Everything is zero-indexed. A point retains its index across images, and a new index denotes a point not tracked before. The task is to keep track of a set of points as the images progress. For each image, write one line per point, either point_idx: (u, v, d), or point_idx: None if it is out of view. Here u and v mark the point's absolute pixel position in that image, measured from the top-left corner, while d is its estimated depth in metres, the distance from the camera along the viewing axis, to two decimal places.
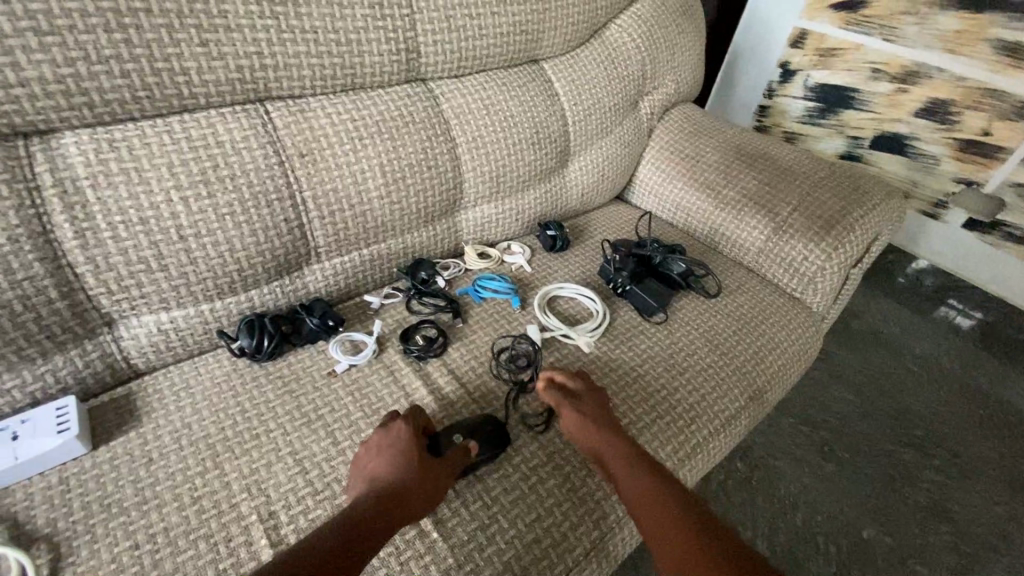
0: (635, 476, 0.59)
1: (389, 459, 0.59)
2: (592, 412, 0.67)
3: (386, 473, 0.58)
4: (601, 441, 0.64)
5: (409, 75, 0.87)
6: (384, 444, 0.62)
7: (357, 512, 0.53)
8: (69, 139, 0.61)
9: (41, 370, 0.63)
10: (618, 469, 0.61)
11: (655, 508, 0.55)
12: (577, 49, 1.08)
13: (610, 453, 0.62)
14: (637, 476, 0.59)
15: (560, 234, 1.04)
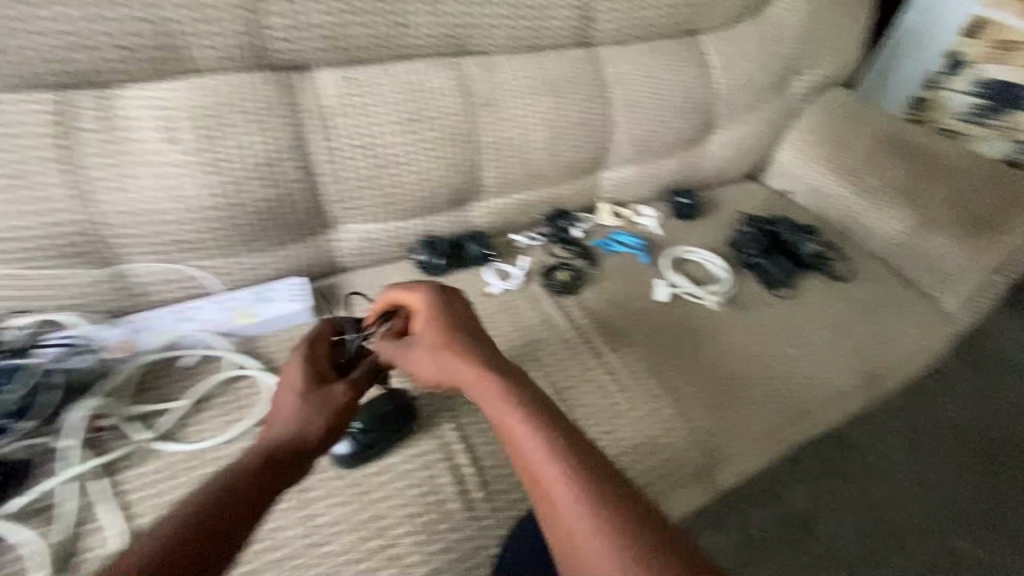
0: (515, 429, 0.47)
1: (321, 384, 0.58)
2: (442, 339, 0.57)
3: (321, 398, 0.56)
4: (473, 381, 0.52)
5: (580, 40, 0.96)
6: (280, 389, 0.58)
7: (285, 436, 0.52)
8: (323, 76, 0.78)
9: (283, 254, 0.82)
10: (500, 422, 0.48)
11: (545, 468, 0.44)
12: (737, 24, 1.11)
13: (491, 397, 0.50)
14: (520, 429, 0.47)
15: (697, 205, 1.10)
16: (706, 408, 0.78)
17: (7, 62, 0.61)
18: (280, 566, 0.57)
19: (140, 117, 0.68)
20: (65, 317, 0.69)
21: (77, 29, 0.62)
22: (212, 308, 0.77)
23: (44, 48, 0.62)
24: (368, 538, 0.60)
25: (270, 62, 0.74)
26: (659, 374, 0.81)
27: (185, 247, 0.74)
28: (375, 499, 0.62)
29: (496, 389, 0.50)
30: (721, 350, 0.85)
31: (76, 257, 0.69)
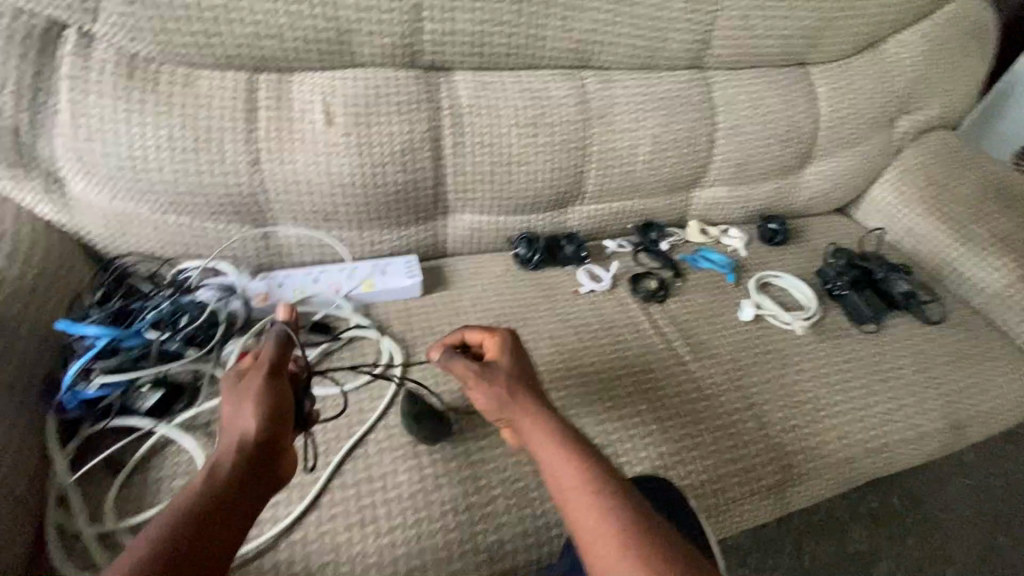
0: (571, 481, 0.48)
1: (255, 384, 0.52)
2: (516, 382, 0.56)
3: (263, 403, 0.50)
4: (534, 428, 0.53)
5: (694, 63, 1.00)
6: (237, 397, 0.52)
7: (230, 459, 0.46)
8: (460, 77, 0.86)
9: (402, 233, 0.90)
10: (554, 471, 0.49)
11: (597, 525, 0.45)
12: (847, 60, 1.13)
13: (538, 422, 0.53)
14: (574, 484, 0.48)
15: (782, 229, 1.12)
16: (785, 427, 0.80)
17: (216, 43, 0.72)
18: (391, 505, 0.64)
19: (308, 100, 0.78)
20: (225, 266, 0.79)
21: (274, 20, 0.73)
22: (339, 274, 0.86)
23: (246, 34, 0.73)
24: (468, 494, 0.66)
25: (419, 61, 0.83)
26: (742, 388, 0.83)
27: (325, 217, 0.84)
28: (475, 461, 0.68)
29: (551, 437, 0.51)
30: (803, 375, 0.87)
31: (239, 214, 0.80)
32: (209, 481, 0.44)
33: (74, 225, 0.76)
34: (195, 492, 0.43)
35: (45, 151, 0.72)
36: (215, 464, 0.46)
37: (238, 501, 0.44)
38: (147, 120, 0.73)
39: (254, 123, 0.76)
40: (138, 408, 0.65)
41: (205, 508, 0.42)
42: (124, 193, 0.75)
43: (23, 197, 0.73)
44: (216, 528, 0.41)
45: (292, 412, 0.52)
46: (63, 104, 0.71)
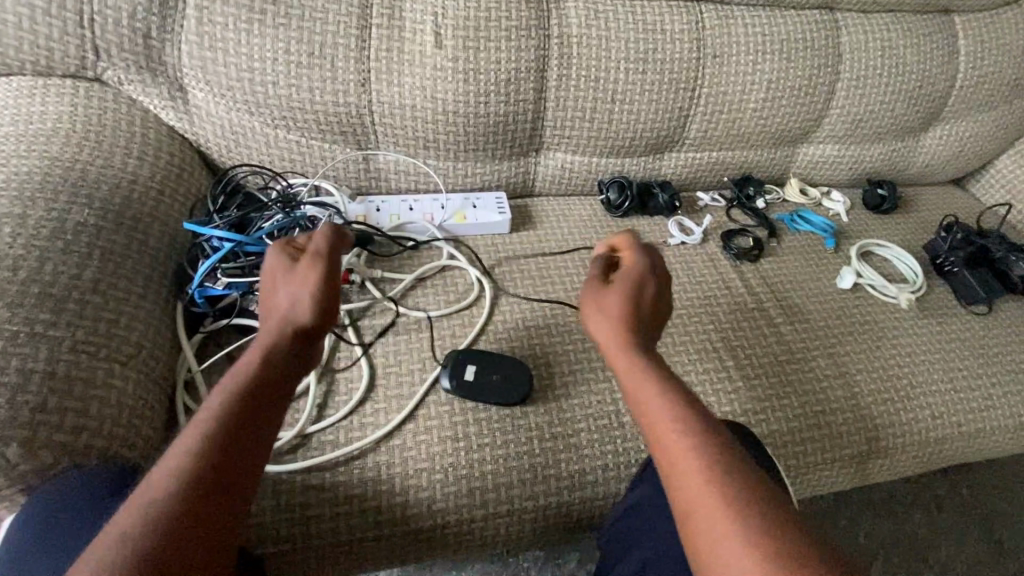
0: (663, 419, 0.47)
1: (282, 289, 0.53)
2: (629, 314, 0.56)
3: (283, 306, 0.51)
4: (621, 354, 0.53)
5: (824, 3, 0.91)
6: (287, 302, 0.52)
7: (254, 361, 0.48)
8: (573, 3, 0.82)
9: (495, 168, 0.90)
10: (647, 405, 0.49)
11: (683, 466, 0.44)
12: (995, 9, 1.01)
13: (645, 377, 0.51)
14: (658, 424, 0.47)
15: (891, 196, 1.03)
16: (878, 400, 0.77)
17: None
18: (481, 426, 0.66)
19: (420, 20, 0.77)
20: (330, 185, 0.81)
21: None
22: (433, 204, 0.87)
23: None
24: (553, 424, 0.67)
25: None
26: (835, 356, 0.81)
27: (424, 144, 0.84)
28: (561, 394, 0.70)
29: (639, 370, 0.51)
30: (901, 350, 0.83)
31: (344, 134, 0.81)
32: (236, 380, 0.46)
33: (193, 133, 0.79)
34: (224, 392, 0.45)
35: (171, 57, 0.74)
36: (240, 364, 0.47)
37: (270, 397, 0.46)
38: (266, 32, 0.74)
39: (366, 41, 0.76)
40: (252, 310, 0.70)
41: (234, 405, 0.44)
42: (240, 104, 0.77)
43: (148, 102, 0.76)
44: (249, 420, 0.44)
45: (314, 307, 0.52)
46: (191, 11, 0.72)
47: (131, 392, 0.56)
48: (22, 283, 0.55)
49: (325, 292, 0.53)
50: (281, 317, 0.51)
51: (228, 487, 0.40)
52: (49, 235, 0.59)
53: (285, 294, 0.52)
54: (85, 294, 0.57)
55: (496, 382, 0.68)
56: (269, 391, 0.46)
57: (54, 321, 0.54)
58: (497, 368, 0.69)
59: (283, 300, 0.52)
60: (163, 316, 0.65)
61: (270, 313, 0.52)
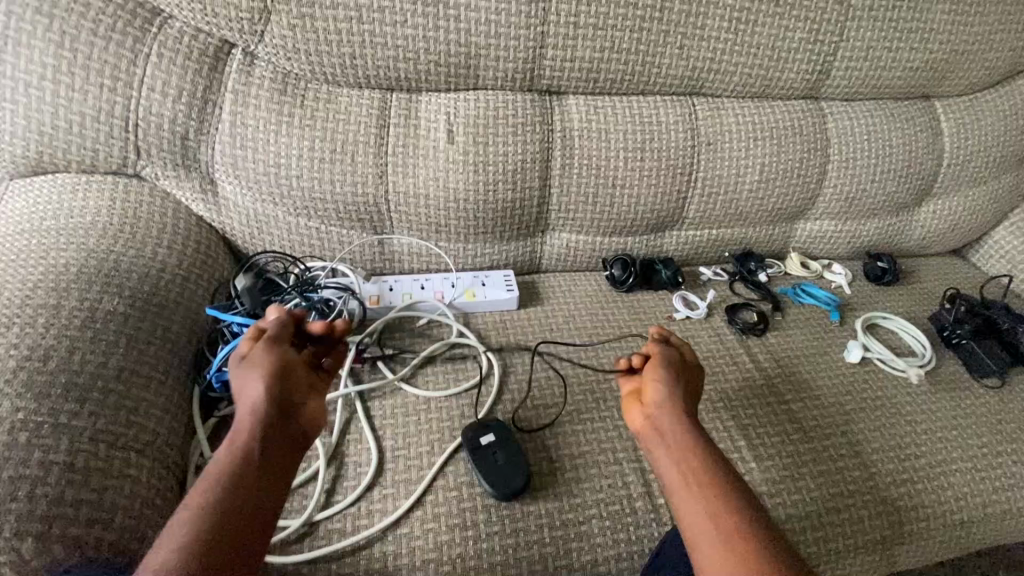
0: (681, 442, 0.58)
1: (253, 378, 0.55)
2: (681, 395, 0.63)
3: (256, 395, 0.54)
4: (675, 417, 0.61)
5: (809, 93, 0.98)
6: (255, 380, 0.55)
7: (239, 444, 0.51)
8: (573, 101, 0.89)
9: (503, 247, 0.94)
10: (671, 430, 0.60)
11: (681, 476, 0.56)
12: (976, 93, 1.07)
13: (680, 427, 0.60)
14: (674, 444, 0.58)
15: (892, 269, 1.05)
16: (896, 480, 0.75)
17: (359, 64, 0.79)
18: (490, 512, 0.65)
19: (434, 119, 0.84)
20: (345, 267, 0.86)
21: (412, 44, 0.78)
22: (443, 282, 0.90)
23: (387, 57, 0.79)
24: (564, 510, 0.66)
25: (536, 85, 0.86)
26: (849, 434, 0.80)
27: (436, 228, 0.89)
28: (570, 478, 0.69)
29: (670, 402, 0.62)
30: (916, 426, 0.82)
31: (361, 221, 0.86)
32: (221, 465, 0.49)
33: (219, 221, 0.84)
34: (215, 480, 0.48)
35: (205, 154, 0.80)
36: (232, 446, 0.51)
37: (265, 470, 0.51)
38: (292, 132, 0.80)
39: (383, 137, 0.82)
40: None
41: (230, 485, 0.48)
42: (266, 196, 0.83)
43: (181, 195, 0.82)
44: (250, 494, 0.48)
45: (288, 385, 0.56)
46: (225, 114, 0.78)
47: (145, 481, 0.57)
48: (50, 373, 0.57)
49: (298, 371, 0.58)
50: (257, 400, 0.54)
51: (250, 551, 0.46)
52: (80, 324, 0.62)
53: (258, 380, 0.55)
54: (108, 382, 0.60)
55: (508, 462, 0.67)
56: (263, 465, 0.51)
57: (77, 411, 0.56)
58: (506, 446, 0.68)
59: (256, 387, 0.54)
60: (180, 401, 0.67)
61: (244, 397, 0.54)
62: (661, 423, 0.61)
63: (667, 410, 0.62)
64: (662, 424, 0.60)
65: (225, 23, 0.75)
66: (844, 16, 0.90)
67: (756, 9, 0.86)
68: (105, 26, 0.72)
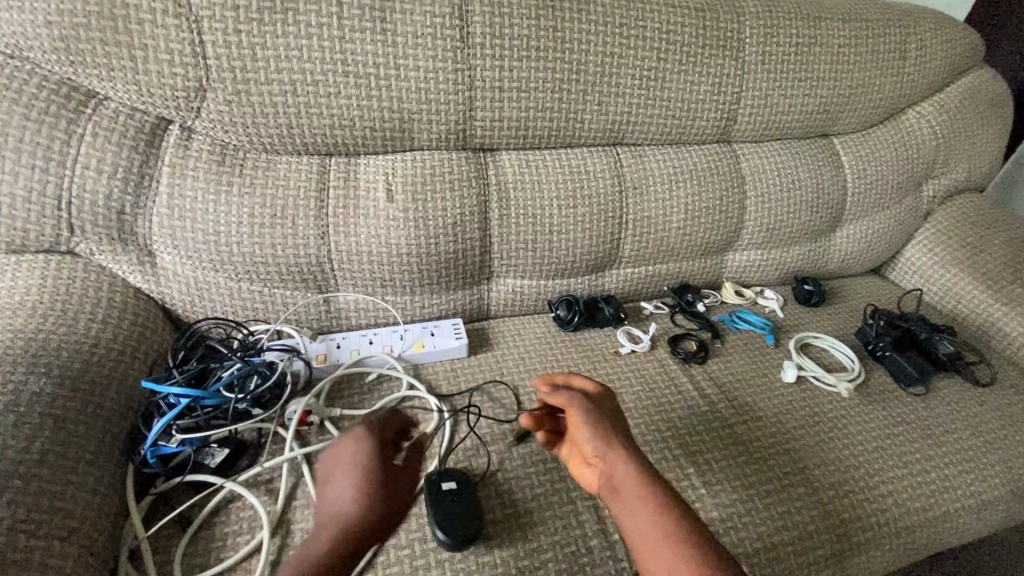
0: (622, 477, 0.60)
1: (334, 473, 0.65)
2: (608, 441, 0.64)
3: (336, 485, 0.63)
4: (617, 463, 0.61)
5: (721, 138, 1.07)
6: None
7: None
8: (505, 157, 0.95)
9: (449, 297, 0.96)
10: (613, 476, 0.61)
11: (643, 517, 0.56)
12: (866, 130, 1.19)
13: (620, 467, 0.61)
14: (636, 489, 0.58)
15: (818, 290, 1.13)
16: (839, 491, 0.78)
17: (296, 133, 0.83)
18: (444, 568, 0.64)
19: (372, 181, 0.87)
20: (290, 328, 0.87)
21: (346, 113, 0.83)
22: (392, 335, 0.91)
23: (323, 125, 0.83)
24: (520, 556, 0.65)
25: (469, 143, 0.92)
26: (792, 451, 0.83)
27: (381, 283, 0.91)
28: (525, 522, 0.69)
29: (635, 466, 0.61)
30: (852, 437, 0.86)
31: (305, 282, 0.87)
32: None
33: (158, 292, 0.84)
34: None
35: (142, 227, 0.81)
36: None
37: None
38: (232, 200, 0.81)
39: (324, 201, 0.85)
40: (207, 464, 0.69)
41: None
42: (206, 263, 0.83)
43: (117, 267, 0.82)
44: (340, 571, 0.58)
45: None
46: (163, 187, 0.80)
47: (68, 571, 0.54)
48: None
49: None
50: None
51: None
52: (2, 409, 0.60)
53: None
54: (31, 467, 0.57)
55: (457, 513, 0.65)
56: None
57: None
58: (461, 497, 0.67)
59: None
60: (112, 481, 0.64)
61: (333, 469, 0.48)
62: (620, 472, 0.60)
63: (623, 462, 0.61)
64: (620, 473, 0.60)
65: (161, 103, 0.77)
66: (742, 69, 1.01)
67: (663, 67, 0.95)
68: (37, 110, 0.73)
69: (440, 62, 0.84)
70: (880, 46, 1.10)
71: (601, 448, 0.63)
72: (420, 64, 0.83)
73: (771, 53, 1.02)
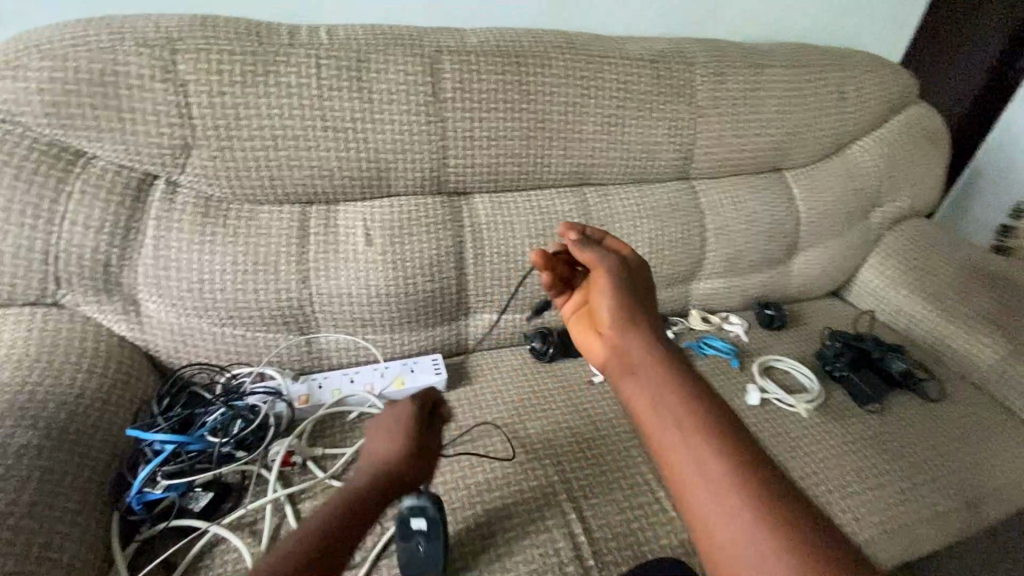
0: (671, 400, 0.55)
1: (378, 437, 0.68)
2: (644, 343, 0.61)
3: (385, 449, 0.66)
4: (666, 380, 0.57)
5: (681, 176, 1.15)
6: (396, 438, 0.67)
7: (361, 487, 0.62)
8: (479, 199, 1.00)
9: (428, 334, 1.00)
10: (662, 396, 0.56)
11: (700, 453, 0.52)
12: (815, 163, 1.28)
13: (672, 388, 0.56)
14: (690, 417, 0.54)
15: (779, 314, 1.19)
16: None
17: (278, 184, 0.87)
18: None
19: (352, 226, 0.92)
20: (272, 370, 0.89)
21: (326, 164, 0.88)
22: (373, 373, 0.94)
23: (304, 176, 0.88)
24: None
25: (444, 188, 0.97)
26: None
27: (362, 323, 0.94)
28: (503, 552, 0.72)
29: (655, 369, 0.58)
30: (814, 456, 0.91)
31: (288, 325, 0.91)
32: (353, 495, 0.62)
33: (143, 339, 0.86)
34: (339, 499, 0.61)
35: (127, 278, 0.83)
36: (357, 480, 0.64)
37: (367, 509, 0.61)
38: (216, 249, 0.85)
39: (305, 246, 0.89)
40: (191, 509, 0.71)
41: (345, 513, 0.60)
42: (190, 310, 0.86)
43: (102, 317, 0.84)
44: (355, 526, 0.59)
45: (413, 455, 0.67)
46: (148, 238, 0.83)
47: None
48: None
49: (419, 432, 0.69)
50: (398, 454, 0.66)
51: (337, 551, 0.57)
52: None
53: (402, 437, 0.67)
54: (18, 519, 0.59)
55: (426, 555, 0.64)
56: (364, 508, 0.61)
57: None
58: (433, 535, 0.65)
59: (394, 452, 0.66)
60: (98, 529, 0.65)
61: (379, 441, 0.68)
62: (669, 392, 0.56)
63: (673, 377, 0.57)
64: (669, 393, 0.56)
65: (148, 160, 0.81)
66: (695, 114, 1.09)
67: (623, 113, 1.03)
68: (27, 170, 0.76)
69: (414, 115, 0.90)
70: (821, 89, 1.20)
71: (653, 354, 0.60)
72: (395, 117, 0.89)
73: (721, 98, 1.10)
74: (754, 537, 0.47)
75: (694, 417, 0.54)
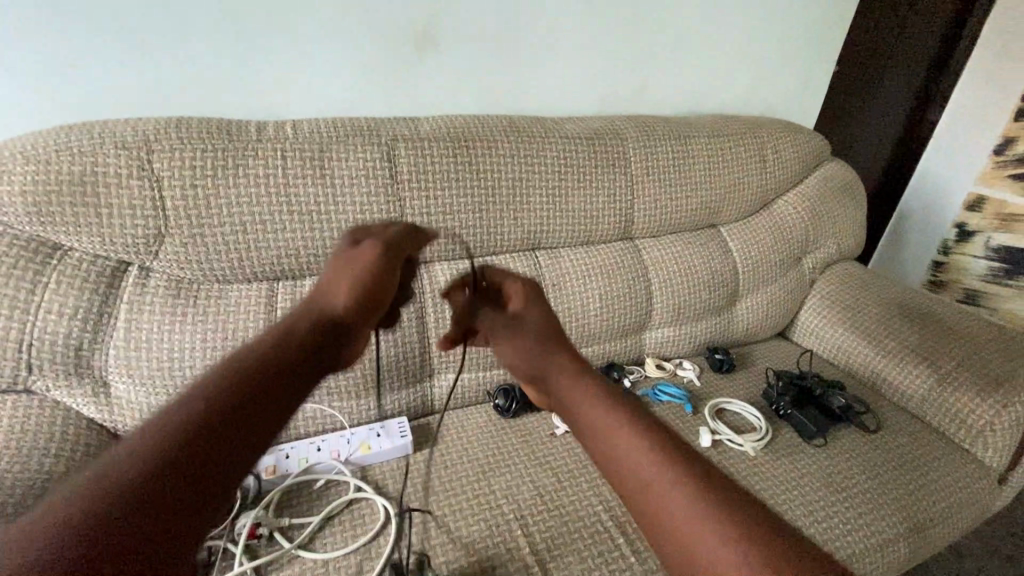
0: (583, 401, 0.54)
1: (334, 276, 0.57)
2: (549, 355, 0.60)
3: (336, 291, 0.56)
4: (577, 390, 0.56)
5: (624, 236, 1.25)
6: (343, 269, 0.57)
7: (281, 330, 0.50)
8: (438, 267, 1.08)
9: (394, 398, 1.04)
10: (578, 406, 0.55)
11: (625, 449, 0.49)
12: (746, 218, 1.42)
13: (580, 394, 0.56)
14: (603, 419, 0.52)
15: (727, 358, 1.28)
16: None
17: (247, 264, 0.94)
18: None
19: None
20: None
21: (293, 244, 0.95)
22: (339, 440, 0.97)
23: (271, 256, 0.95)
24: None
25: None
26: None
27: (329, 391, 0.98)
28: None
29: (585, 385, 0.56)
30: (764, 493, 0.96)
31: None
32: (257, 358, 0.46)
33: (112, 421, 0.89)
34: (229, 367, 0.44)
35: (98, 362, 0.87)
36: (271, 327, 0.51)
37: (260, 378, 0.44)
38: (187, 329, 0.90)
39: (273, 321, 0.95)
40: None
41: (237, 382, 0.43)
42: (159, 389, 0.90)
43: (71, 401, 0.86)
44: (234, 412, 0.41)
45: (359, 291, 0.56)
46: (120, 323, 0.88)
47: None
48: None
49: (371, 261, 0.58)
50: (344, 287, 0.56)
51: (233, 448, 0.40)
52: None
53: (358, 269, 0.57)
54: None
55: None
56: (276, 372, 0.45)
57: None
58: None
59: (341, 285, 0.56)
60: None
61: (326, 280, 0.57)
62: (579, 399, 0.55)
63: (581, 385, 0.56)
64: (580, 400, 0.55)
65: (123, 249, 0.87)
66: (631, 181, 1.21)
67: (565, 184, 1.14)
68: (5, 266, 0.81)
69: (374, 196, 0.99)
70: (741, 154, 1.35)
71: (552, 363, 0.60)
72: (356, 198, 0.98)
73: (653, 166, 1.23)
74: (698, 519, 0.44)
75: (625, 414, 0.52)
